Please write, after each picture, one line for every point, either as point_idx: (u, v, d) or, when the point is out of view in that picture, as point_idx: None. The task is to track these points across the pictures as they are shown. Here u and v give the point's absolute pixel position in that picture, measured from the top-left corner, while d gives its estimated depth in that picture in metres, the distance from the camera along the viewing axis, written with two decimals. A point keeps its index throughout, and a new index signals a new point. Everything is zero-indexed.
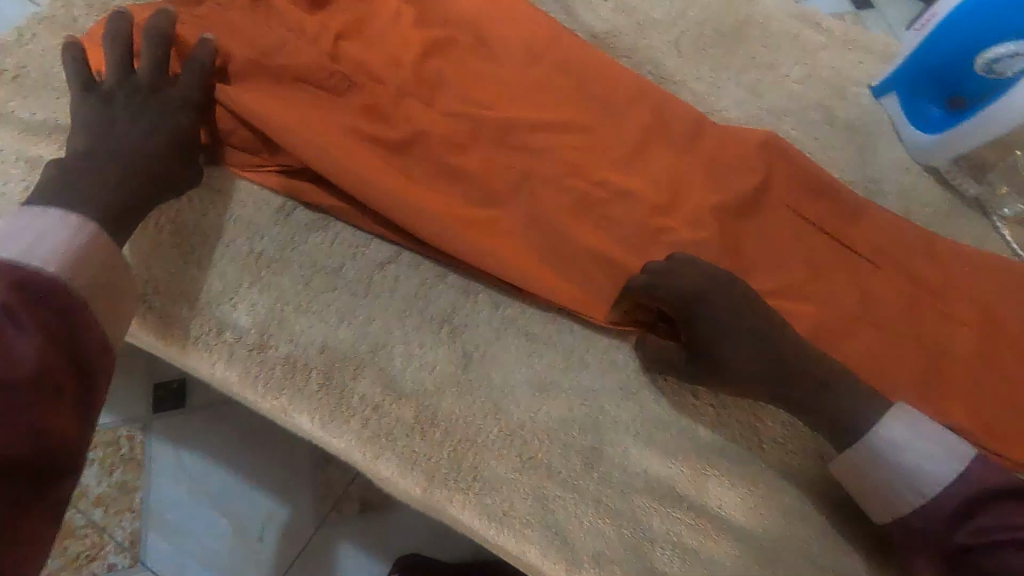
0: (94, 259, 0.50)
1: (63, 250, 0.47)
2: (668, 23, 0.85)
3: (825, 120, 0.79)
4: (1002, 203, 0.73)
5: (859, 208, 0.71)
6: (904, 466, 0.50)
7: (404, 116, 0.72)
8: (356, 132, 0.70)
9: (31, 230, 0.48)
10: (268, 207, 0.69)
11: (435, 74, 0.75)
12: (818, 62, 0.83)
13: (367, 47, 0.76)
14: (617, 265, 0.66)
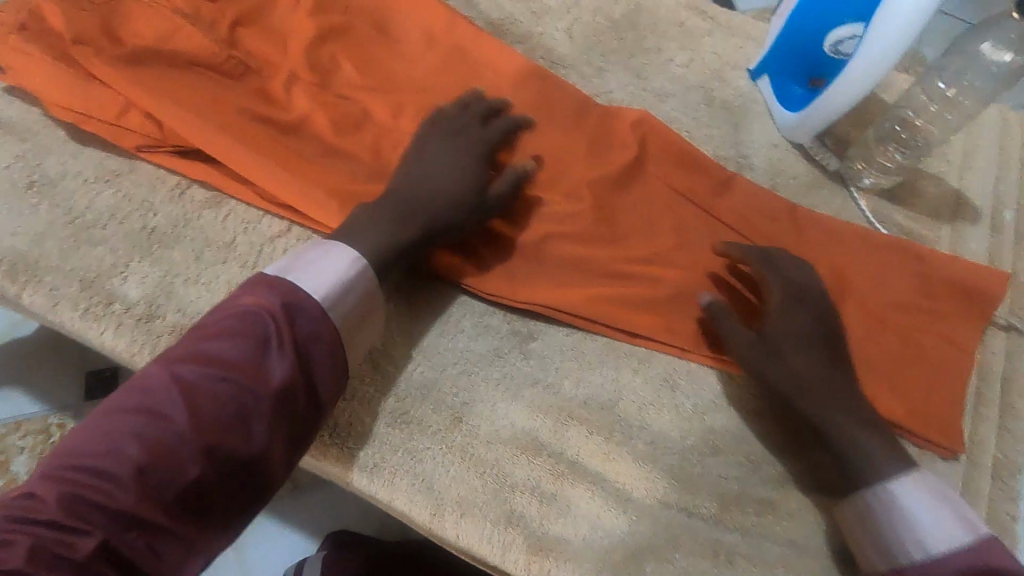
0: (357, 293, 0.59)
1: (331, 281, 0.57)
2: (562, 11, 0.90)
3: (705, 101, 0.85)
4: (861, 174, 0.79)
5: (725, 179, 0.76)
6: (915, 524, 0.53)
7: (298, 98, 0.76)
8: (250, 113, 0.74)
9: (323, 263, 0.58)
10: (161, 186, 0.72)
11: (331, 60, 0.79)
12: (701, 48, 0.89)
13: (263, 34, 0.79)
14: (493, 236, 0.70)
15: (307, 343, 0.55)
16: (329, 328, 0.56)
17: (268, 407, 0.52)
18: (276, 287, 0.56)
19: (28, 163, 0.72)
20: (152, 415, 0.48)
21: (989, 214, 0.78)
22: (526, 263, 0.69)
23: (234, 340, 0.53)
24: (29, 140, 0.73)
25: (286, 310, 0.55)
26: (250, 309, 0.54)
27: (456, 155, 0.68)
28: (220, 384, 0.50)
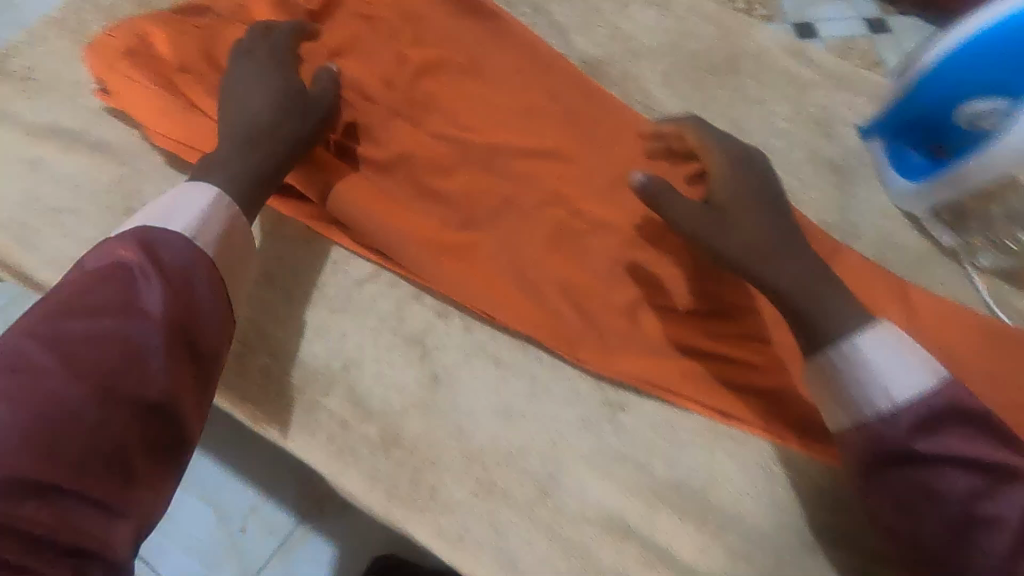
0: (218, 224, 0.59)
1: (191, 216, 0.58)
2: (660, 52, 0.87)
3: (808, 158, 0.80)
4: (977, 254, 0.74)
5: (834, 252, 0.72)
6: (878, 366, 0.52)
7: (391, 135, 0.74)
8: (346, 152, 0.73)
9: (177, 202, 0.59)
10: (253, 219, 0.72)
11: (424, 95, 0.77)
12: (807, 100, 0.84)
13: (360, 66, 0.78)
14: (587, 298, 0.68)
15: (182, 275, 0.55)
16: (194, 262, 0.56)
17: (160, 345, 0.52)
18: (128, 231, 0.56)
19: (125, 187, 0.73)
20: (22, 371, 0.48)
21: None
22: (618, 331, 0.66)
23: (104, 288, 0.52)
24: (126, 163, 0.74)
25: (151, 249, 0.55)
26: (104, 256, 0.54)
27: (257, 74, 0.69)
28: (104, 328, 0.50)
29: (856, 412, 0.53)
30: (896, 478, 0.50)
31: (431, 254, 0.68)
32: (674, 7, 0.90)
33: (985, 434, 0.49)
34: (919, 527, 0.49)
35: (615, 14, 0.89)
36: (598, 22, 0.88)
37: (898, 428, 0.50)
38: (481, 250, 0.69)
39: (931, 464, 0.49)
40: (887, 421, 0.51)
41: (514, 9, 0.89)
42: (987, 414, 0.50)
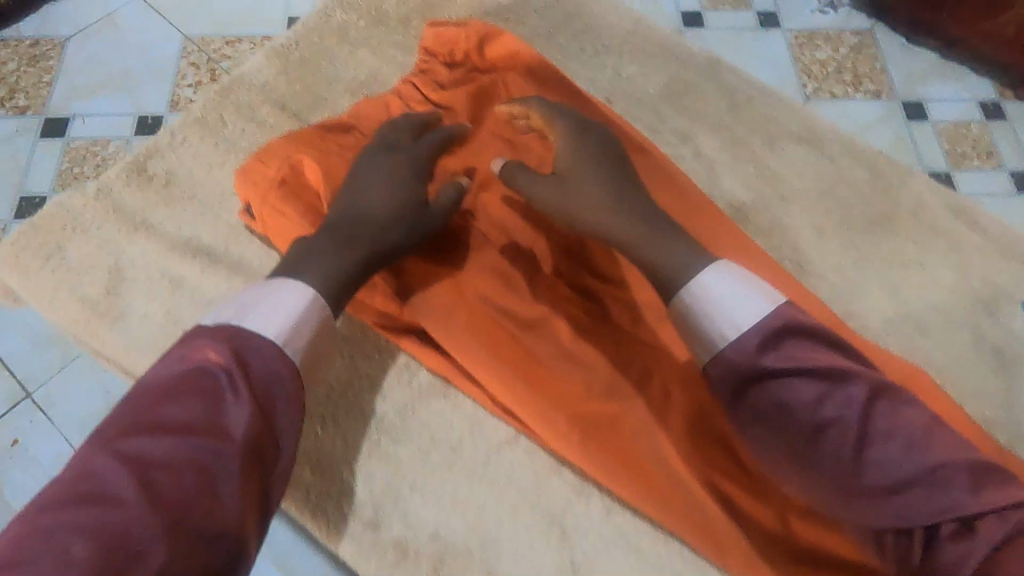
0: (308, 330, 0.57)
1: (280, 324, 0.56)
2: (811, 199, 0.82)
3: (971, 338, 0.74)
4: None
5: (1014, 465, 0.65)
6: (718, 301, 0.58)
7: (539, 288, 0.71)
8: (492, 303, 0.70)
9: (268, 305, 0.57)
10: (391, 366, 0.70)
11: (571, 241, 0.74)
12: (971, 269, 0.78)
13: (506, 202, 0.75)
14: (736, 494, 0.64)
15: (265, 389, 0.53)
16: (280, 376, 0.54)
17: (235, 469, 0.49)
18: (218, 333, 0.54)
19: None
20: (99, 497, 0.45)
21: None
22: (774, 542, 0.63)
23: (188, 398, 0.50)
24: None
25: (242, 359, 0.53)
26: (189, 362, 0.52)
27: (386, 177, 0.70)
28: (185, 450, 0.48)
29: (711, 342, 0.58)
30: (758, 400, 0.56)
31: (580, 433, 0.66)
32: (827, 144, 0.85)
33: (811, 338, 0.56)
34: (790, 438, 0.55)
35: (765, 149, 0.84)
36: (746, 159, 0.84)
37: (751, 348, 0.56)
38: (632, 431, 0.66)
39: (785, 387, 0.55)
40: (739, 346, 0.56)
41: (658, 138, 0.85)
42: (824, 330, 0.58)
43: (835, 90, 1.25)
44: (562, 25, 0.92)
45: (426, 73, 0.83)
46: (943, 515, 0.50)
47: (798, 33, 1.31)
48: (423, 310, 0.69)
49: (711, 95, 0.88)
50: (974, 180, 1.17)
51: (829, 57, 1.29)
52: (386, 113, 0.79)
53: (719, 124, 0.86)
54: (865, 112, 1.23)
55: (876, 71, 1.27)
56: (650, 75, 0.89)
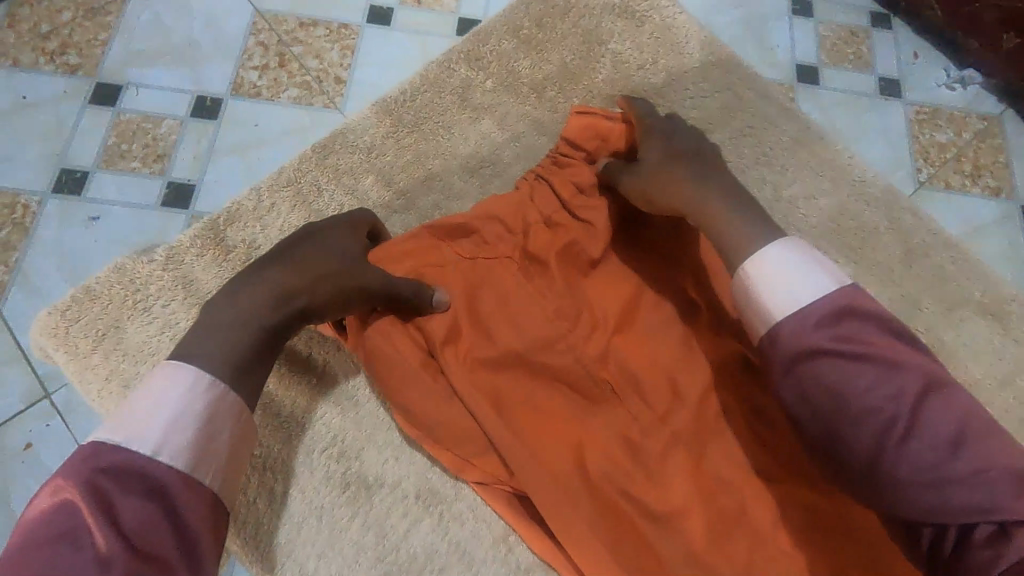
0: (217, 433, 0.44)
1: (170, 426, 0.42)
2: (986, 389, 0.70)
3: None
4: None
5: None
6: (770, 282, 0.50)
7: (678, 478, 0.58)
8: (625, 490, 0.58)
9: (159, 405, 0.43)
10: (486, 534, 0.60)
11: (719, 417, 0.60)
12: None
13: (644, 352, 0.62)
14: None
15: (155, 527, 0.39)
16: (187, 504, 0.41)
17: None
18: (89, 466, 0.40)
19: (345, 451, 0.61)
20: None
21: None
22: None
23: (41, 551, 0.36)
24: (350, 417, 0.62)
25: (140, 494, 0.40)
26: (49, 516, 0.38)
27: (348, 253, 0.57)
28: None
29: (768, 315, 0.50)
30: (803, 376, 0.46)
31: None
32: (1010, 321, 0.72)
33: (880, 323, 0.47)
34: (828, 420, 0.46)
35: (939, 317, 0.72)
36: (915, 325, 0.72)
37: (808, 322, 0.47)
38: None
39: (834, 370, 0.45)
40: (796, 322, 0.48)
41: None
42: (891, 320, 0.48)
43: (952, 180, 1.06)
44: (720, 120, 0.79)
45: (561, 168, 0.68)
46: (980, 514, 0.40)
47: (921, 107, 1.11)
48: (543, 492, 0.57)
49: (883, 238, 0.75)
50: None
51: (951, 140, 1.09)
52: (517, 219, 0.65)
53: (889, 276, 0.73)
54: (981, 213, 1.04)
55: (998, 166, 1.07)
56: (815, 202, 0.76)
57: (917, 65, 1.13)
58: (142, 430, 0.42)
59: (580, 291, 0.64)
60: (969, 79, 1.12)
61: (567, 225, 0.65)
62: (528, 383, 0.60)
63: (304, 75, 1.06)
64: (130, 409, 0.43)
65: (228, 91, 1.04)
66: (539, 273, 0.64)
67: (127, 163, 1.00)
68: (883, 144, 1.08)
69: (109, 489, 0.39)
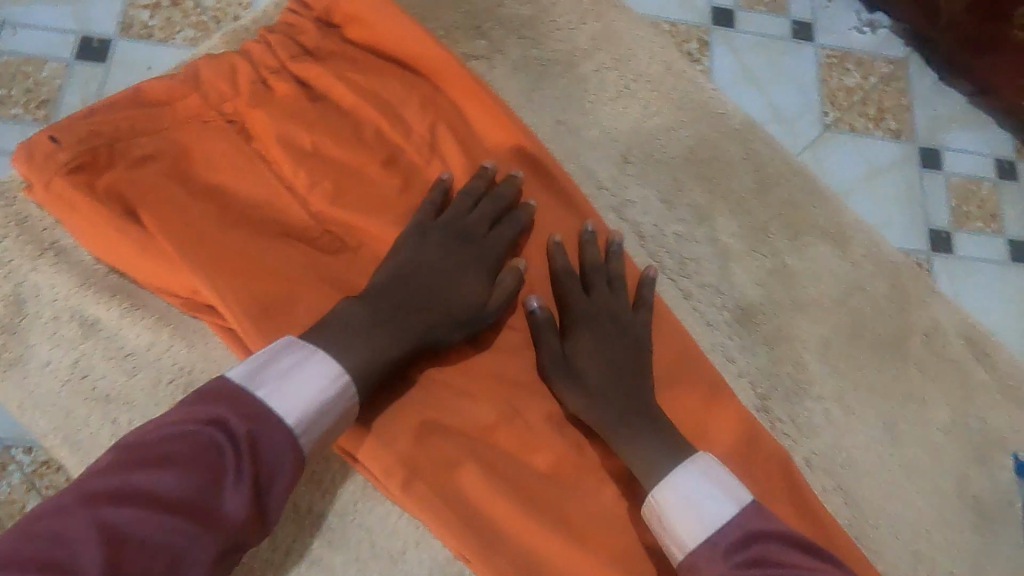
0: (333, 415, 0.52)
1: (312, 404, 0.51)
2: (823, 309, 0.74)
3: (953, 484, 0.71)
4: None
5: None
6: (689, 499, 0.54)
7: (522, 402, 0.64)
8: (473, 414, 0.63)
9: (302, 375, 0.51)
10: (335, 460, 0.63)
11: None
12: (969, 408, 0.74)
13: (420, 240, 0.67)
14: None
15: (268, 470, 0.48)
16: (284, 464, 0.48)
17: (213, 545, 0.44)
18: (236, 407, 0.48)
19: (190, 384, 0.61)
20: (55, 567, 0.40)
21: None
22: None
23: (201, 458, 0.45)
24: (198, 349, 0.62)
25: (246, 446, 0.47)
26: (201, 443, 0.46)
27: (450, 258, 0.63)
28: (156, 520, 0.43)
29: (682, 536, 0.54)
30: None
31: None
32: (850, 247, 0.77)
33: (788, 540, 0.52)
34: None
35: (786, 244, 0.76)
36: (763, 252, 0.75)
37: (718, 549, 0.52)
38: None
39: None
40: (706, 547, 0.52)
41: (671, 213, 0.75)
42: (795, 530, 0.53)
43: (857, 124, 1.03)
44: (585, 52, 0.79)
45: (296, 29, 0.71)
46: None
47: (831, 50, 1.07)
48: None
49: (740, 170, 0.78)
50: (972, 246, 0.99)
51: (859, 84, 1.06)
52: (317, 125, 0.66)
53: (741, 205, 0.76)
54: (881, 154, 1.02)
55: (902, 108, 1.05)
56: (675, 134, 0.78)
57: (829, 8, 1.09)
58: (294, 397, 0.50)
59: (376, 197, 0.66)
60: (876, 23, 1.08)
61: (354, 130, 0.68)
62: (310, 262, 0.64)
63: (200, 15, 1.00)
64: (278, 375, 0.51)
65: (116, 31, 0.98)
66: (324, 171, 0.65)
67: (6, 109, 0.93)
68: (791, 88, 1.05)
69: (226, 418, 0.47)
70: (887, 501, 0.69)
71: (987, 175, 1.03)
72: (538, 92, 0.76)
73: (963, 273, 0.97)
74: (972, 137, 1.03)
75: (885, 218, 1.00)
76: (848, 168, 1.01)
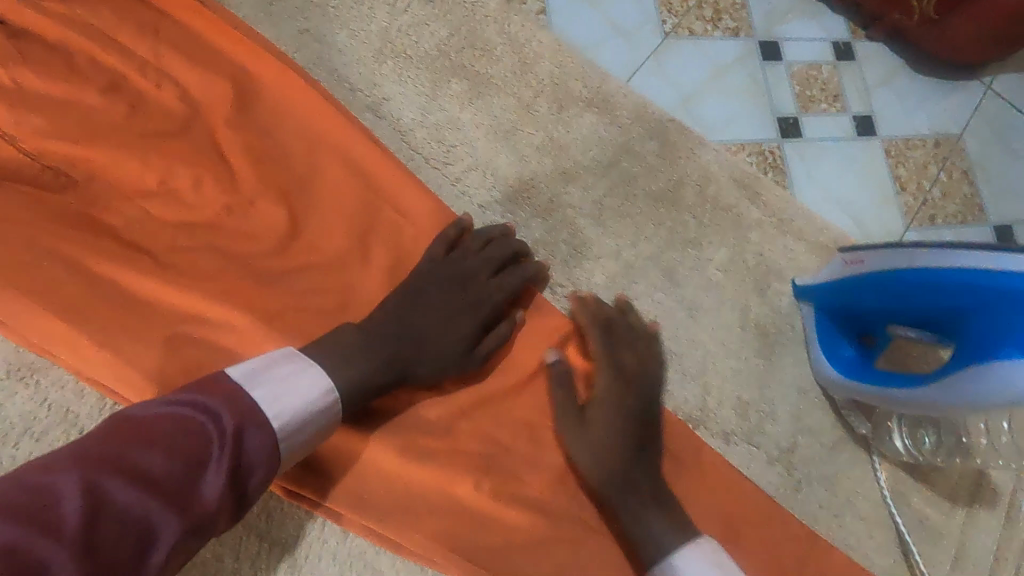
0: (312, 429, 0.51)
1: (296, 415, 0.50)
2: (594, 174, 0.76)
3: (737, 317, 0.74)
4: (884, 441, 0.72)
5: (725, 470, 0.67)
6: None
7: (281, 304, 0.63)
8: (225, 324, 0.60)
9: (294, 385, 0.51)
10: (88, 396, 0.60)
11: (227, 211, 0.64)
12: (744, 245, 0.77)
13: (146, 156, 0.64)
14: (465, 512, 0.62)
15: (246, 469, 0.45)
16: (262, 466, 0.46)
17: (183, 534, 0.41)
18: (231, 396, 0.47)
19: None
20: (36, 521, 0.35)
21: (1006, 498, 0.74)
22: (525, 556, 0.62)
23: (186, 439, 0.42)
24: None
25: (233, 436, 0.45)
26: (186, 424, 0.43)
27: (468, 270, 0.65)
28: (138, 500, 0.39)
29: None
30: None
31: (322, 480, 0.60)
32: (618, 113, 0.79)
33: None
34: None
35: (551, 118, 0.77)
36: (528, 129, 0.76)
37: None
38: (378, 472, 0.61)
39: None
40: None
41: (431, 103, 0.75)
42: None
43: (696, 28, 0.88)
44: None
45: None
46: None
47: None
48: (52, 293, 0.58)
49: (499, 54, 0.78)
50: (821, 128, 0.87)
51: None
52: (15, 55, 0.63)
53: (502, 87, 0.77)
54: (721, 52, 0.88)
55: (738, 8, 0.91)
56: (427, 28, 0.77)
57: None
58: (279, 405, 0.49)
59: (91, 120, 0.64)
60: None
61: (65, 58, 0.65)
62: (18, 193, 0.60)
63: None
64: (272, 381, 0.50)
65: None
66: (29, 100, 0.62)
67: None
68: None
69: (218, 406, 0.45)
70: (673, 342, 0.72)
71: (827, 59, 0.92)
72: (278, 5, 0.75)
73: (816, 156, 0.86)
74: (808, 24, 0.92)
75: (731, 115, 0.85)
76: (688, 74, 0.86)
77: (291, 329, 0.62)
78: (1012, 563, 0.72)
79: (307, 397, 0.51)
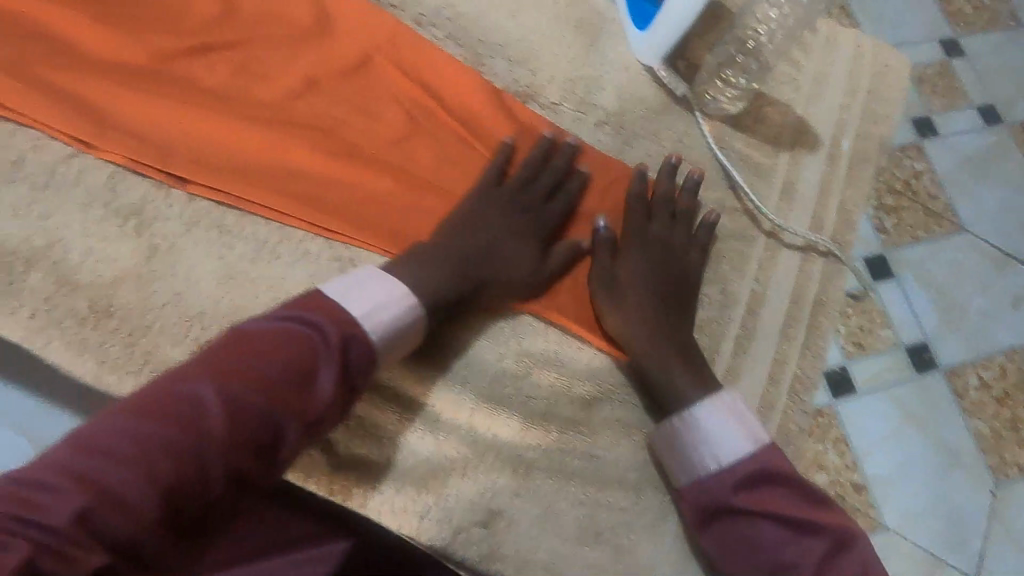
0: (404, 335, 0.55)
1: (387, 325, 0.53)
2: None
3: (558, 15, 0.80)
4: (704, 103, 0.78)
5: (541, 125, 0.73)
6: (706, 435, 0.58)
7: (113, 10, 0.68)
8: (62, 25, 0.67)
9: (381, 300, 0.54)
10: None
11: None
12: None
13: None
14: (299, 173, 0.67)
15: (350, 377, 0.50)
16: (366, 369, 0.51)
17: (303, 433, 0.46)
18: (329, 314, 0.50)
19: None
20: (186, 423, 0.42)
21: (829, 143, 0.80)
22: (365, 206, 0.67)
23: (297, 352, 0.47)
24: None
25: (338, 343, 0.49)
26: (296, 335, 0.48)
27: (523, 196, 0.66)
28: (262, 401, 0.45)
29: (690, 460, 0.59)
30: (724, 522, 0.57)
31: (162, 149, 0.65)
32: None
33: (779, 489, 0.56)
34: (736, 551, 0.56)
35: None
36: None
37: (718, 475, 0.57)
38: (216, 143, 0.66)
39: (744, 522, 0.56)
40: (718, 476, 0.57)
41: None
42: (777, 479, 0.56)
43: None
44: None
45: None
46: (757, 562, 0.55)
47: None
48: None
49: None
50: None
51: None
52: None
53: None
54: None
55: None
56: None
57: None
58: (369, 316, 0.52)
59: None
60: None
61: None
62: None
63: None
64: (367, 304, 0.53)
65: None
66: None
67: None
68: None
69: (322, 321, 0.49)
70: (498, 37, 0.78)
71: None
72: None
73: None
74: None
75: None
76: None
77: (121, 26, 0.68)
78: (837, 195, 0.78)
79: (400, 310, 0.55)
